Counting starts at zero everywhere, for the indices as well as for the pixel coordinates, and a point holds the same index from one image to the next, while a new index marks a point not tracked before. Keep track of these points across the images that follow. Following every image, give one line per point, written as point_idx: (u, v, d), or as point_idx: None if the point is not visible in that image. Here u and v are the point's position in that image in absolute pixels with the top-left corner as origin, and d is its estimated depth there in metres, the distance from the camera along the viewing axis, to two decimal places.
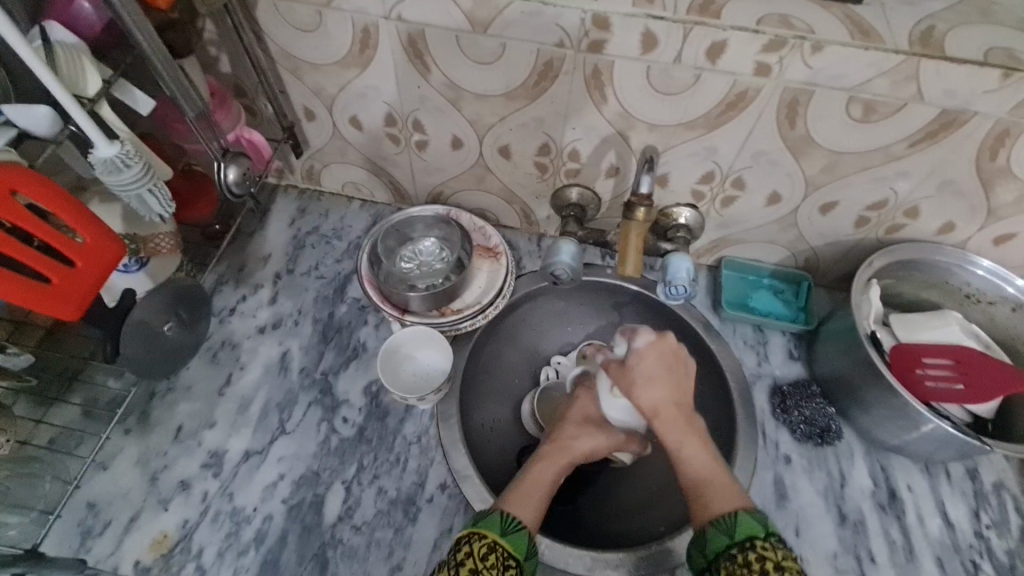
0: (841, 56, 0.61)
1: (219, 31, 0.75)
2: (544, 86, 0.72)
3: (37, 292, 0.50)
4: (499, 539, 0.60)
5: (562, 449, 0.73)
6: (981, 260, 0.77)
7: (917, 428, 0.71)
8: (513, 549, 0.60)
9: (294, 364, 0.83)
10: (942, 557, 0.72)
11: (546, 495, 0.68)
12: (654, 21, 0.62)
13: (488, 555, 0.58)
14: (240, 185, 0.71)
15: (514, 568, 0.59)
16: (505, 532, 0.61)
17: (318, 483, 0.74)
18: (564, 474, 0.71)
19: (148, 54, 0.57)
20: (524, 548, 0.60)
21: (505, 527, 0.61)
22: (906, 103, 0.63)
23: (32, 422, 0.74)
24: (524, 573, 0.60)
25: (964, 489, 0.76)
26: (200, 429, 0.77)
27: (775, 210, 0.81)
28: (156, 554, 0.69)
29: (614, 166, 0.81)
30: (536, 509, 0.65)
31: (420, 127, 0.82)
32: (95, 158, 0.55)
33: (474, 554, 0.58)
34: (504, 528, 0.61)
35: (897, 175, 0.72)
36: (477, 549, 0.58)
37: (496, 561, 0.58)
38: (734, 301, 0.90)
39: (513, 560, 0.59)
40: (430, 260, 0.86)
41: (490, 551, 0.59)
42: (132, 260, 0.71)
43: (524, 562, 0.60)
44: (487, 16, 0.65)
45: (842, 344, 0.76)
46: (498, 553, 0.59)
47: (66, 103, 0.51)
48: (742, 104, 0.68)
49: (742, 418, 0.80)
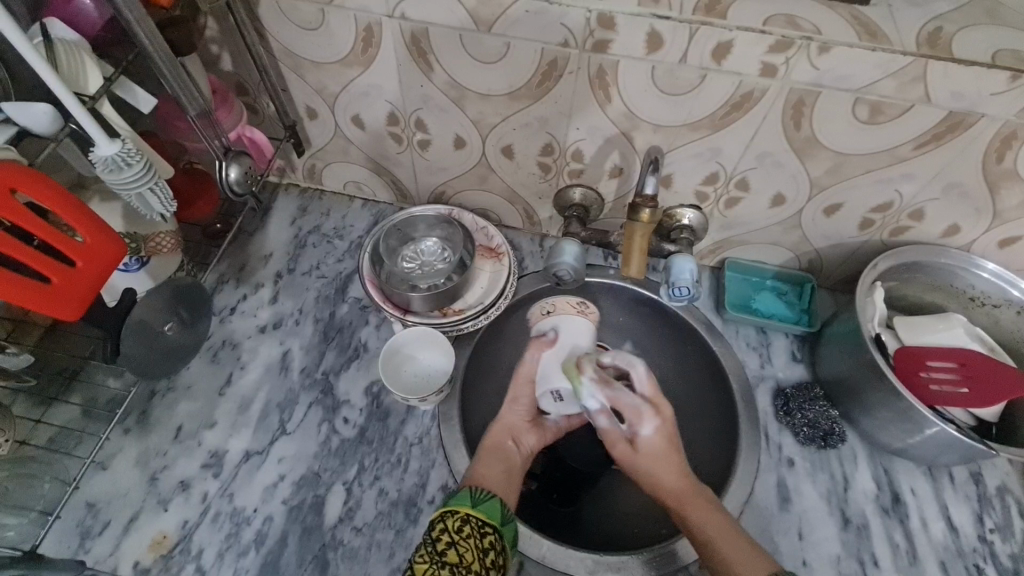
0: (848, 56, 0.60)
1: (221, 29, 0.74)
2: (548, 86, 0.71)
3: (37, 292, 0.50)
4: (471, 511, 0.62)
5: (506, 419, 0.79)
6: (985, 262, 0.77)
7: (921, 431, 0.70)
8: (486, 518, 0.62)
9: (295, 363, 0.83)
10: (946, 561, 0.72)
11: (504, 466, 0.72)
12: (660, 20, 0.62)
13: (463, 526, 0.60)
14: (241, 184, 0.70)
15: (492, 535, 0.60)
16: (475, 504, 0.63)
17: (318, 484, 0.74)
18: (510, 441, 0.76)
19: (149, 52, 0.56)
20: (497, 517, 0.63)
21: (474, 500, 0.63)
22: (913, 105, 0.63)
23: (31, 422, 0.74)
24: (503, 540, 0.61)
25: (967, 493, 0.76)
26: (200, 430, 0.77)
27: (779, 212, 0.81)
28: (156, 555, 0.69)
29: (618, 167, 0.80)
30: (494, 477, 0.69)
31: (422, 126, 0.82)
32: (96, 156, 0.54)
33: (449, 527, 0.59)
34: (474, 501, 0.63)
35: (903, 177, 0.72)
36: (452, 523, 0.60)
37: (472, 531, 0.60)
38: (737, 302, 0.90)
39: (488, 526, 0.61)
40: (432, 261, 0.86)
41: (464, 523, 0.60)
42: (132, 259, 0.71)
43: (500, 529, 0.62)
44: (491, 15, 0.65)
45: (846, 346, 0.76)
46: (472, 524, 0.60)
47: (66, 101, 0.50)
48: (748, 104, 0.68)
49: (744, 420, 0.80)
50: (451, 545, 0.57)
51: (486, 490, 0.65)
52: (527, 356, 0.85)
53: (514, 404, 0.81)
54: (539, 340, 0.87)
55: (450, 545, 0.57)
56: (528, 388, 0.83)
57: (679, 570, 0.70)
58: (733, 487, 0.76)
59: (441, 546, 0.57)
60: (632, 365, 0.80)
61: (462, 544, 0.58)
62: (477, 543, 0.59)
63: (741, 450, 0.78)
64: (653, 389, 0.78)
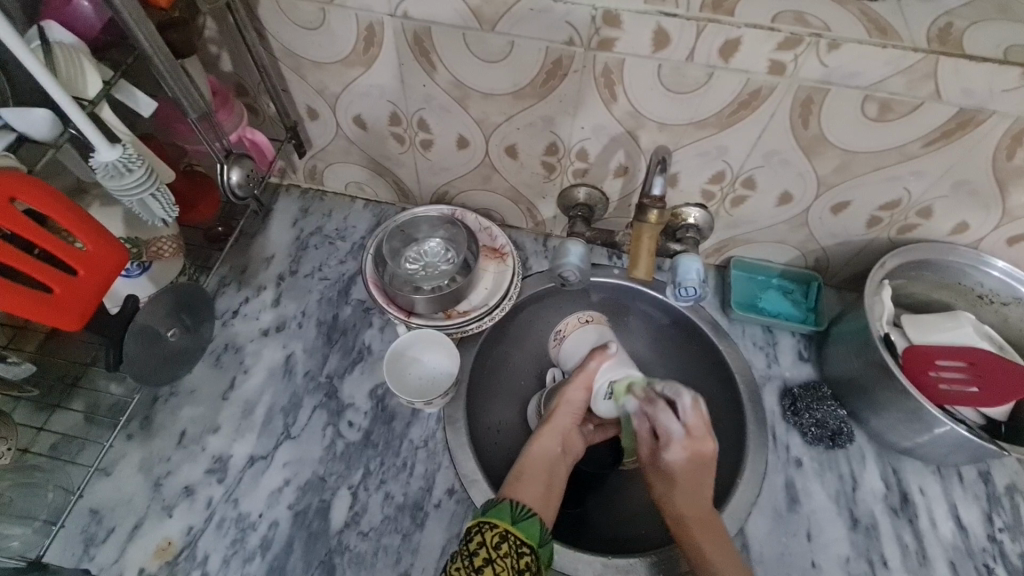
0: (858, 54, 0.60)
1: (220, 29, 0.73)
2: (553, 85, 0.70)
3: (40, 304, 0.49)
4: (511, 528, 0.60)
5: (558, 422, 0.76)
6: (994, 260, 0.76)
7: (930, 431, 0.70)
8: (525, 537, 0.60)
9: (299, 367, 0.82)
10: (956, 561, 0.71)
11: (545, 475, 0.70)
12: (667, 18, 0.61)
13: (501, 543, 0.58)
14: (243, 187, 0.69)
15: (529, 556, 0.58)
16: (515, 520, 0.61)
17: (324, 488, 0.73)
18: (559, 448, 0.74)
19: (150, 55, 0.55)
20: (536, 536, 0.61)
21: (516, 516, 0.61)
22: (923, 102, 0.62)
23: (33, 429, 0.73)
24: (539, 562, 0.60)
25: (976, 493, 0.76)
26: (204, 435, 0.76)
27: (786, 210, 0.80)
28: (161, 562, 0.68)
29: (623, 166, 0.79)
30: (536, 493, 0.67)
31: (425, 126, 0.81)
32: (96, 163, 0.53)
33: (486, 543, 0.58)
34: (514, 516, 0.61)
35: (911, 175, 0.71)
36: (490, 538, 0.58)
37: (509, 550, 0.58)
38: (743, 301, 0.89)
39: (526, 547, 0.59)
40: (436, 261, 0.85)
41: (502, 540, 0.58)
42: (134, 265, 0.70)
43: (537, 549, 0.60)
44: (495, 13, 0.64)
45: (854, 345, 0.75)
46: (510, 542, 0.59)
47: (67, 109, 0.49)
48: (755, 103, 0.67)
49: (752, 420, 0.79)
50: (489, 562, 0.56)
51: (526, 505, 0.64)
52: (589, 363, 0.78)
53: (565, 404, 0.77)
54: (601, 348, 0.79)
55: (487, 563, 0.56)
56: (581, 393, 0.78)
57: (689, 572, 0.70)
58: (741, 487, 0.75)
59: (478, 562, 0.56)
60: (677, 395, 0.71)
61: (499, 563, 0.56)
62: (513, 562, 0.57)
63: (749, 450, 0.77)
64: (697, 419, 0.70)
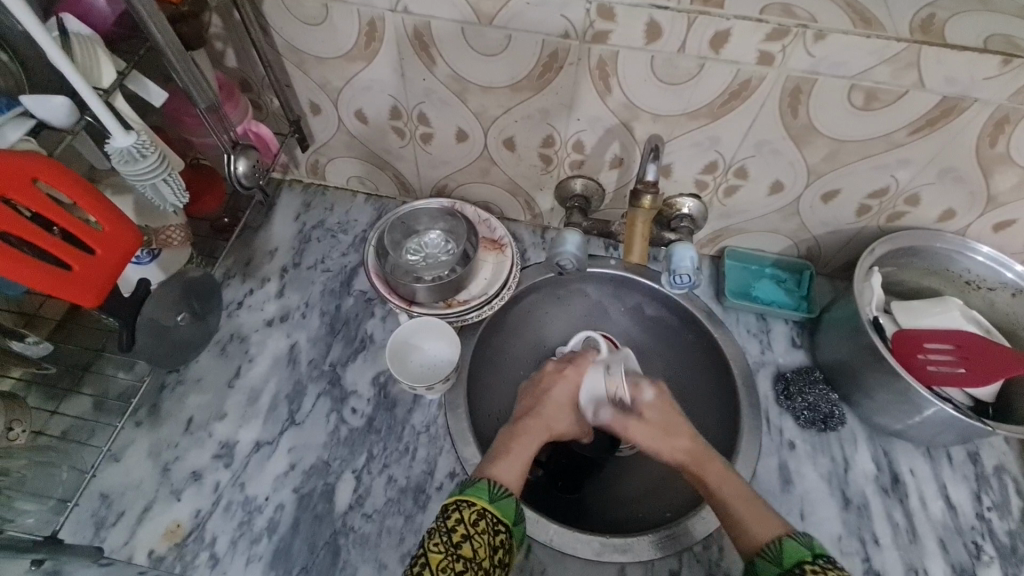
0: (843, 44, 0.62)
1: (225, 26, 0.75)
2: (548, 78, 0.73)
3: (60, 279, 0.51)
4: (488, 506, 0.61)
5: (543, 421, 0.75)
6: (979, 246, 0.78)
7: (919, 412, 0.72)
8: (501, 515, 0.61)
9: (303, 356, 0.84)
10: (946, 539, 0.73)
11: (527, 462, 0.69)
12: (659, 11, 0.63)
13: (479, 521, 0.59)
14: (249, 177, 0.72)
15: (503, 534, 0.60)
16: (493, 499, 0.62)
17: (328, 472, 0.75)
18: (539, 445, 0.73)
19: (161, 46, 0.57)
20: (512, 516, 0.62)
21: (492, 494, 0.62)
22: (907, 91, 0.64)
23: (46, 413, 0.75)
24: (512, 539, 0.61)
25: (965, 473, 0.77)
26: (210, 421, 0.78)
27: (778, 199, 0.82)
28: (170, 543, 0.70)
29: (618, 157, 0.82)
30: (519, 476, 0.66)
31: (425, 120, 0.83)
32: (112, 148, 0.55)
33: (465, 519, 0.59)
34: (492, 495, 0.62)
35: (898, 163, 0.73)
36: (468, 515, 0.59)
37: (486, 527, 0.59)
38: (737, 290, 0.91)
39: (501, 526, 0.61)
40: (437, 253, 0.87)
41: (480, 517, 0.60)
42: (144, 252, 0.71)
43: (513, 528, 0.62)
44: (492, 8, 0.66)
45: (845, 330, 0.77)
46: (488, 519, 0.60)
47: (82, 92, 0.51)
48: (745, 93, 0.69)
49: (746, 404, 0.81)
50: (467, 538, 0.57)
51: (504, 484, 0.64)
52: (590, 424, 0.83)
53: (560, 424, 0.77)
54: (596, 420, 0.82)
55: (465, 538, 0.57)
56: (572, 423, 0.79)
57: (686, 550, 0.72)
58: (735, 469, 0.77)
59: (457, 538, 0.57)
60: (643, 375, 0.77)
61: (477, 539, 0.58)
62: (489, 539, 0.58)
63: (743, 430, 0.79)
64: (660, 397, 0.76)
